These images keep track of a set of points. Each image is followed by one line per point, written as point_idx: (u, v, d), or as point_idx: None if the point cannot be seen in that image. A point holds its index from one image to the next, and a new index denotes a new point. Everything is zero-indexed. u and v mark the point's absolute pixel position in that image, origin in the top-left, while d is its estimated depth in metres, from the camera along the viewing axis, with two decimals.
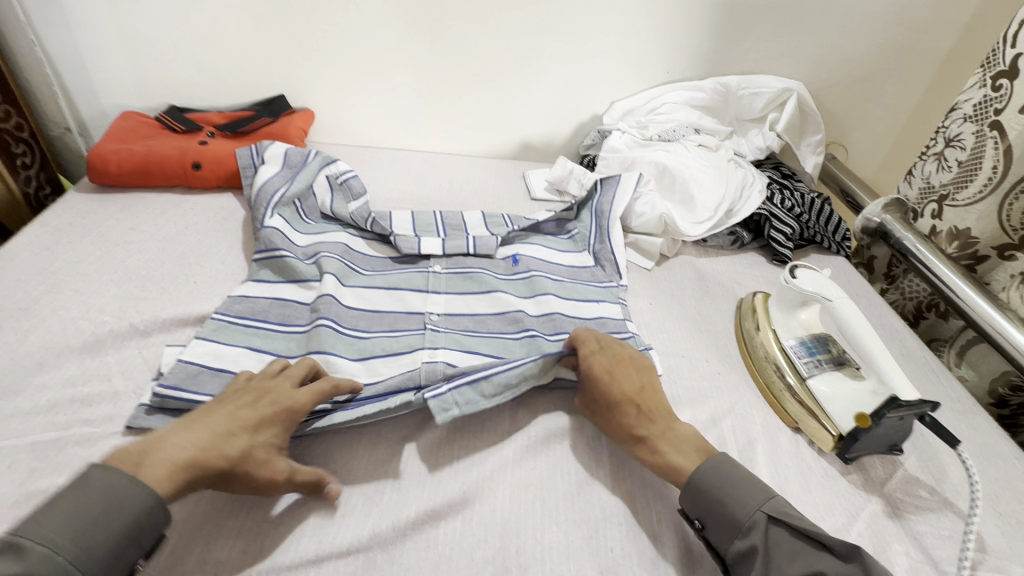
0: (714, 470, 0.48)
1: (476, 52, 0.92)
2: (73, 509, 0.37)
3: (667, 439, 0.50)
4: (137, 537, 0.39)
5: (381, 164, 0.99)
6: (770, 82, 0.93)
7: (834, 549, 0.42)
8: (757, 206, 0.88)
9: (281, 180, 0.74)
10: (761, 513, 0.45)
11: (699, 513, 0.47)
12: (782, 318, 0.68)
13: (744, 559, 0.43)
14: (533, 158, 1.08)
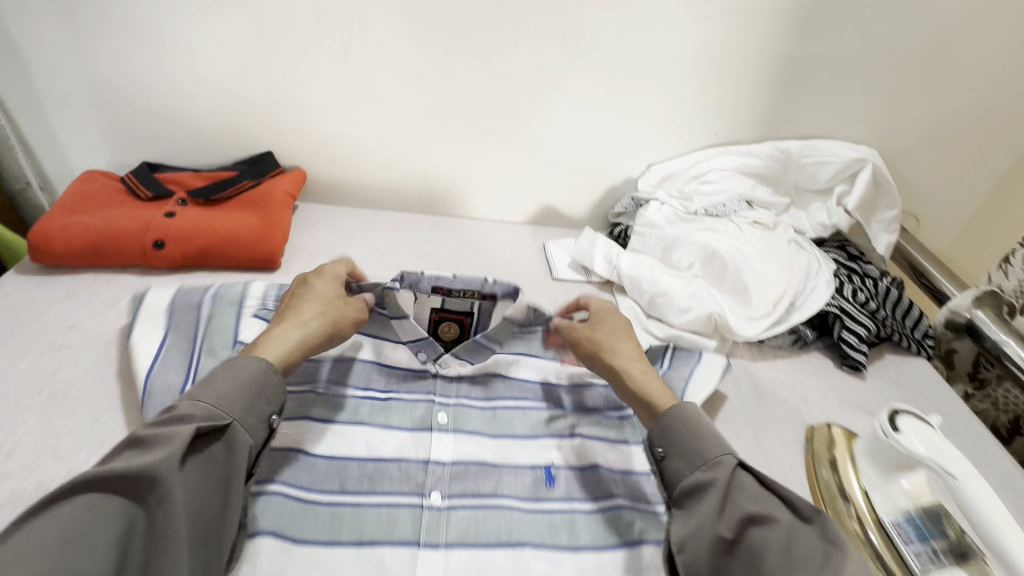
0: (686, 417, 0.49)
1: (495, 106, 0.80)
2: (209, 382, 0.44)
3: (646, 372, 0.55)
4: (263, 394, 0.45)
5: (382, 230, 0.86)
6: (840, 150, 0.80)
7: (798, 509, 0.42)
8: (826, 301, 0.73)
9: (186, 356, 0.54)
10: (730, 458, 0.45)
11: (665, 444, 0.47)
12: (878, 477, 0.53)
13: (698, 491, 0.44)
14: (556, 222, 0.94)
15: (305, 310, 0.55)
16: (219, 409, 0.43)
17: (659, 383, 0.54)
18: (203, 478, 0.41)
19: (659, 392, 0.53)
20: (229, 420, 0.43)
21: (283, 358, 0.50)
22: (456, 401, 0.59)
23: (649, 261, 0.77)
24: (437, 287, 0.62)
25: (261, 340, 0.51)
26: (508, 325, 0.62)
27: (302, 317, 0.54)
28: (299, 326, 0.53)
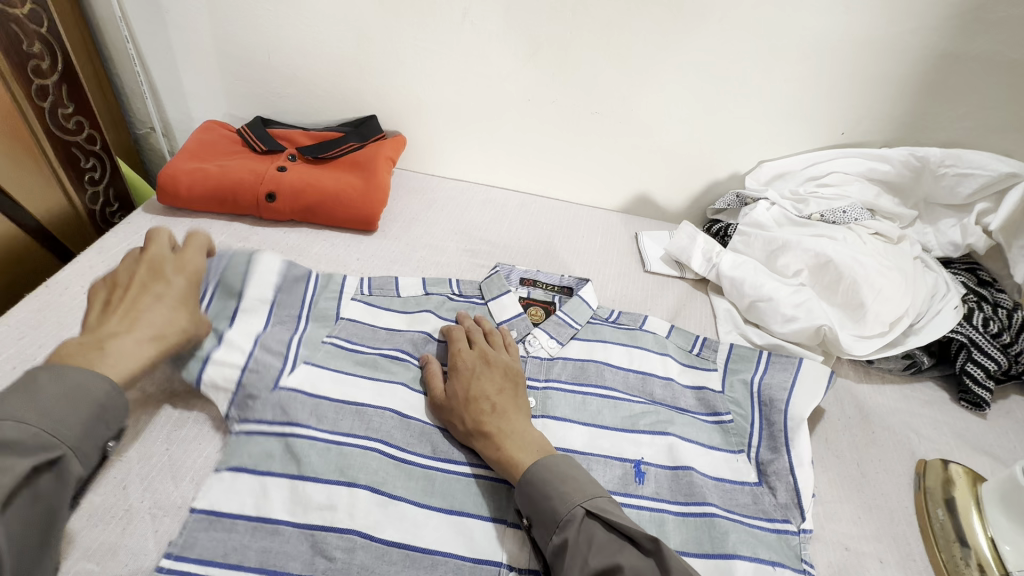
0: (548, 467, 0.45)
1: (605, 87, 0.77)
2: (27, 398, 0.37)
3: (498, 435, 0.48)
4: (104, 416, 0.40)
5: (473, 204, 0.85)
6: (986, 161, 0.71)
7: (640, 544, 0.41)
8: (952, 327, 0.66)
9: (288, 329, 0.56)
10: (580, 508, 0.43)
11: (526, 510, 0.45)
12: (1010, 531, 0.48)
13: (559, 554, 0.41)
14: (648, 213, 0.91)
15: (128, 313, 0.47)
16: (53, 434, 0.37)
17: (519, 442, 0.48)
18: (22, 525, 0.35)
19: (525, 460, 0.46)
20: (63, 450, 0.37)
21: (129, 372, 0.43)
22: (544, 385, 0.59)
23: (754, 263, 0.73)
24: (525, 277, 0.72)
25: (94, 338, 0.44)
26: (585, 308, 0.67)
27: (147, 320, 0.47)
28: (149, 329, 0.47)
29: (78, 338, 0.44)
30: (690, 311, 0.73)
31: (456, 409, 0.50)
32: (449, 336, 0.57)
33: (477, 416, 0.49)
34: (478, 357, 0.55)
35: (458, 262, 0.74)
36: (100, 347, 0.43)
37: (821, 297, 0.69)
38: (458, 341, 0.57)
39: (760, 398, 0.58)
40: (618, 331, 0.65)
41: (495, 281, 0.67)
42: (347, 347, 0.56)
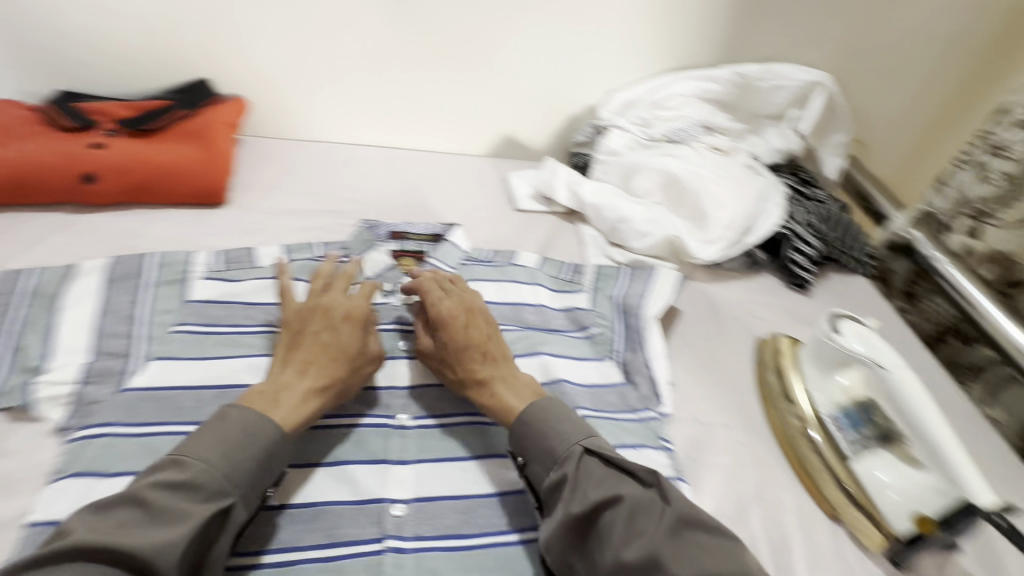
0: (536, 409, 0.48)
1: (449, 29, 0.76)
2: (216, 435, 0.41)
3: (491, 382, 0.51)
4: (270, 465, 0.42)
5: (334, 164, 0.82)
6: (796, 73, 0.80)
7: (637, 475, 0.44)
8: (778, 223, 0.77)
9: (125, 319, 0.52)
10: (578, 446, 0.45)
11: (518, 449, 0.48)
12: (817, 379, 0.57)
13: (556, 489, 0.44)
14: (517, 155, 0.92)
15: (322, 356, 0.49)
16: (228, 482, 0.39)
17: (512, 387, 0.51)
18: (195, 562, 0.37)
19: (516, 400, 0.50)
20: (234, 499, 0.40)
21: (303, 415, 0.46)
22: None
23: (611, 188, 0.78)
24: (393, 232, 0.71)
25: (270, 388, 0.46)
26: (456, 251, 0.68)
27: (321, 365, 0.48)
28: (309, 376, 0.48)
29: (287, 386, 0.47)
30: (561, 242, 0.77)
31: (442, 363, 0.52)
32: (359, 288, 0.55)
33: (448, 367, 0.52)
34: (338, 310, 0.52)
35: (322, 224, 0.71)
36: (274, 398, 0.45)
37: (671, 211, 0.76)
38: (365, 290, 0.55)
39: (621, 307, 0.64)
40: (490, 269, 0.67)
41: (360, 239, 0.66)
42: (202, 331, 0.53)
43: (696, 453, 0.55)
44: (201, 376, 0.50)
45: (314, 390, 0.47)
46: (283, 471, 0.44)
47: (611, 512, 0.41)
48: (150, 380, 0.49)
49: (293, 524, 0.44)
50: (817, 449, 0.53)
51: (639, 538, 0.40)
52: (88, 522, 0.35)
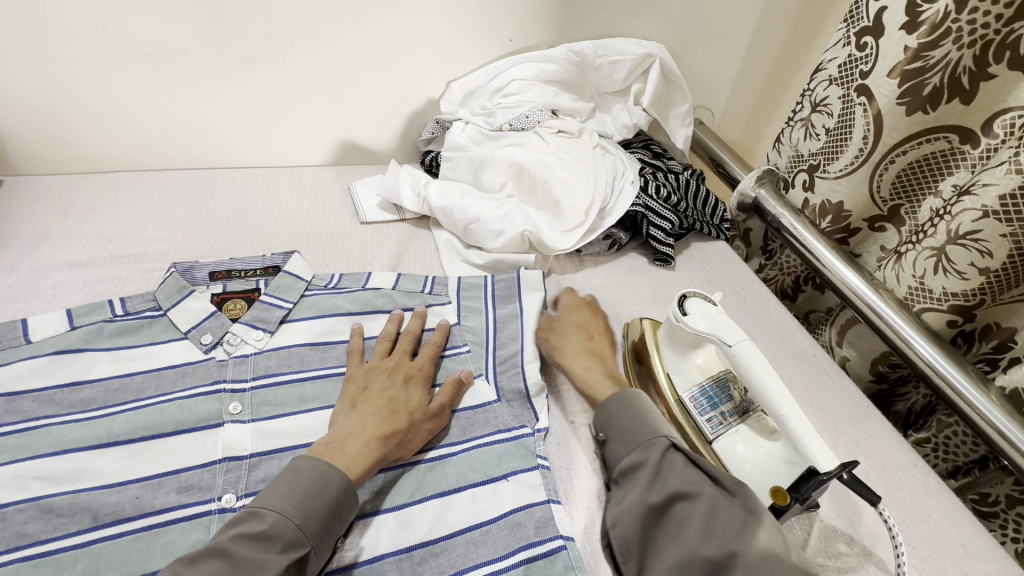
0: (627, 405, 0.52)
1: (244, 28, 0.66)
2: (290, 483, 0.41)
3: (584, 358, 0.58)
4: (340, 515, 0.42)
5: (135, 197, 0.69)
6: (630, 47, 0.79)
7: (720, 482, 0.43)
8: (632, 202, 0.75)
9: None
10: (663, 439, 0.47)
11: (605, 429, 0.51)
12: (675, 361, 0.56)
13: (631, 471, 0.47)
14: (363, 159, 0.84)
15: (382, 404, 0.49)
16: (302, 530, 0.40)
17: (604, 370, 0.58)
18: None
19: (597, 381, 0.56)
20: (308, 548, 0.40)
21: (365, 466, 0.44)
22: (252, 385, 0.51)
23: (462, 187, 0.73)
24: (215, 270, 0.59)
25: (336, 440, 0.45)
26: (299, 284, 0.59)
27: (375, 421, 0.47)
28: (370, 425, 0.47)
29: (353, 431, 0.46)
30: (415, 252, 0.71)
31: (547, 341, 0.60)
32: (349, 348, 0.54)
33: (555, 346, 0.59)
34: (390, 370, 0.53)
35: (118, 272, 0.59)
36: (337, 450, 0.45)
37: (526, 203, 0.72)
38: (377, 348, 0.55)
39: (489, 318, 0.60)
40: (332, 297, 0.60)
41: (172, 286, 0.55)
42: None
43: (566, 461, 0.52)
44: None
45: (379, 439, 0.46)
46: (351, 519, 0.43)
47: (683, 504, 0.42)
48: None
49: None
50: (682, 433, 0.53)
51: (707, 530, 0.40)
52: None
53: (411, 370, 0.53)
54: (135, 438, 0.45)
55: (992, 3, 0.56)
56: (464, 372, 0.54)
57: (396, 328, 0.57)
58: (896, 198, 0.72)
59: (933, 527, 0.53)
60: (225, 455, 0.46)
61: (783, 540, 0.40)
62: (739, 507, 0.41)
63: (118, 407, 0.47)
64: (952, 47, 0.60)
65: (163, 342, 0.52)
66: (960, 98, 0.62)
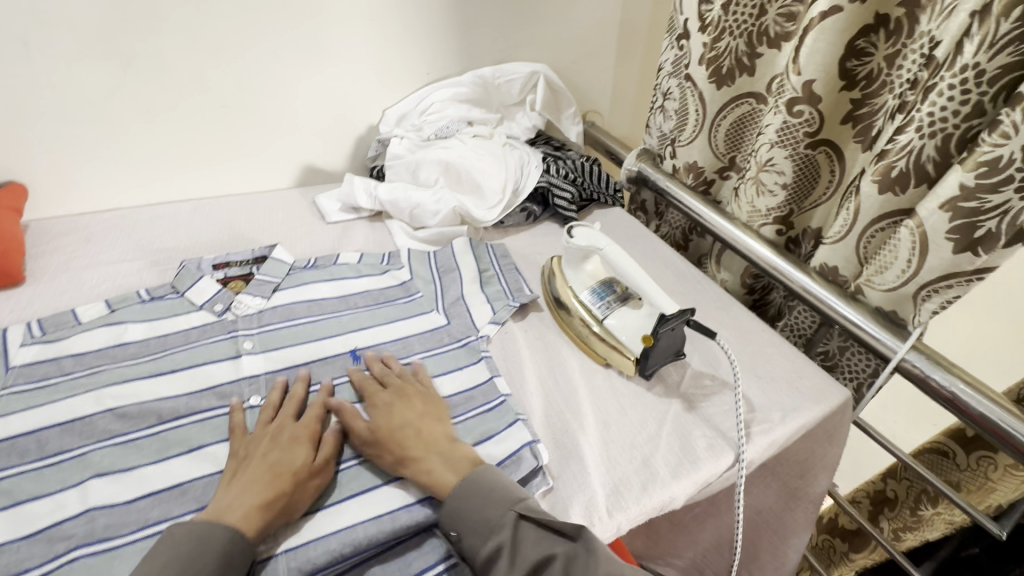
0: (474, 482, 0.51)
1: (220, 83, 0.87)
2: (167, 555, 0.43)
3: (424, 458, 0.53)
4: (232, 557, 0.44)
5: (140, 223, 0.86)
6: (518, 68, 1.03)
7: (565, 532, 0.47)
8: (538, 180, 0.97)
9: None
10: (509, 514, 0.48)
11: (454, 526, 0.50)
12: (574, 277, 0.76)
13: (492, 559, 0.47)
14: (323, 180, 1.04)
15: (263, 474, 0.50)
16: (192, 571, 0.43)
17: (446, 463, 0.53)
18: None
19: (447, 476, 0.52)
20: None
21: (252, 522, 0.46)
22: (260, 330, 0.67)
23: (404, 183, 0.93)
24: (216, 263, 0.76)
25: (213, 512, 0.47)
26: (283, 264, 0.77)
27: (256, 483, 0.49)
28: (249, 493, 0.48)
29: (230, 503, 0.47)
30: (372, 238, 0.90)
31: (373, 450, 0.54)
32: (229, 427, 0.55)
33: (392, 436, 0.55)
34: (269, 439, 0.53)
35: (138, 272, 0.75)
36: (216, 517, 0.46)
37: (455, 191, 0.93)
38: (259, 419, 0.56)
39: (439, 272, 0.82)
40: (314, 271, 0.78)
41: (185, 275, 0.72)
42: (32, 388, 0.57)
43: (503, 356, 0.71)
44: (38, 420, 0.53)
45: (257, 507, 0.47)
46: (249, 561, 0.45)
47: (544, 572, 0.45)
48: None
49: (160, 504, 0.49)
50: (585, 323, 0.71)
51: None
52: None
53: (295, 431, 0.54)
54: (176, 369, 0.61)
55: (745, 7, 0.83)
56: (350, 422, 0.57)
57: (278, 396, 0.59)
58: (732, 151, 0.97)
59: (775, 364, 0.74)
60: (246, 373, 0.62)
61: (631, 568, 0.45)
62: (582, 554, 0.45)
63: (158, 354, 0.63)
64: (731, 39, 0.86)
65: (185, 313, 0.69)
66: (747, 73, 0.88)
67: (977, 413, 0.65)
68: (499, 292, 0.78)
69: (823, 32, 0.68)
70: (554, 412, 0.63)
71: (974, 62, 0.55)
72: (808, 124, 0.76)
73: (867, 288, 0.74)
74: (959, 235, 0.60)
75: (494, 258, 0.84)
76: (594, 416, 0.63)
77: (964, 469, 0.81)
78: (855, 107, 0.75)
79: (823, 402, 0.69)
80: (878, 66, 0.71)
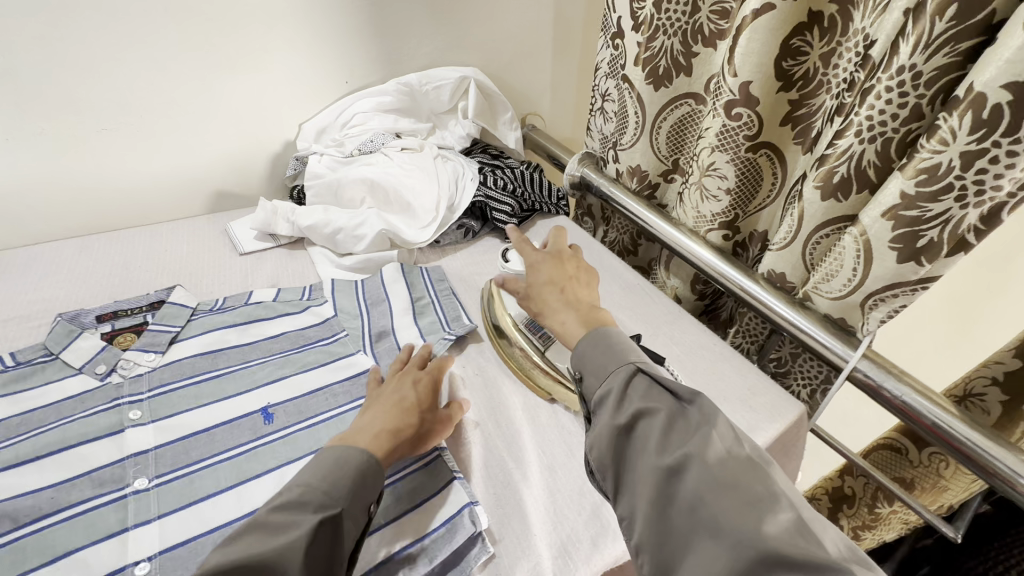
0: (603, 335, 0.50)
1: (99, 104, 0.75)
2: (307, 469, 0.45)
3: (562, 308, 0.56)
4: (364, 484, 0.45)
5: (12, 270, 0.74)
6: (447, 73, 0.96)
7: (680, 395, 0.43)
8: (474, 194, 0.90)
9: None
10: (630, 365, 0.46)
11: (579, 368, 0.49)
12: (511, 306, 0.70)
13: (603, 399, 0.45)
14: (237, 204, 0.94)
15: (394, 399, 0.53)
16: (328, 500, 0.43)
17: (575, 316, 0.54)
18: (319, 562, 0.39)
19: (577, 330, 0.54)
20: (339, 510, 0.42)
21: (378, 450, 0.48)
22: (151, 394, 0.58)
23: (326, 206, 0.84)
24: (102, 314, 0.66)
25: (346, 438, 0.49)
26: (183, 310, 0.68)
27: (378, 419, 0.51)
28: (384, 423, 0.51)
29: (363, 431, 0.50)
30: (293, 269, 0.81)
31: (525, 300, 0.60)
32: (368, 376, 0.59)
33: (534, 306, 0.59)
34: (408, 377, 0.57)
35: (3, 332, 0.64)
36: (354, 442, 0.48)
37: (384, 211, 0.86)
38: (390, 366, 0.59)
39: (367, 303, 0.74)
40: (221, 315, 0.69)
41: (60, 332, 0.62)
42: None
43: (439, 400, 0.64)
44: None
45: (390, 436, 0.50)
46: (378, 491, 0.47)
47: (652, 418, 0.42)
48: None
49: None
50: (526, 354, 0.66)
51: (668, 450, 0.39)
52: (233, 548, 0.38)
53: (421, 373, 0.58)
54: (41, 455, 0.51)
55: (677, 4, 0.78)
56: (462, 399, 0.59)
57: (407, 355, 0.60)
58: (675, 154, 0.94)
59: (728, 380, 0.71)
60: (132, 450, 0.53)
61: (748, 446, 0.41)
62: (696, 416, 0.41)
63: (21, 437, 0.53)
64: (665, 38, 0.81)
65: (59, 380, 0.59)
66: (683, 72, 0.84)
67: (931, 423, 0.64)
68: (434, 323, 0.71)
69: (757, 31, 0.65)
70: (495, 458, 0.58)
71: (910, 63, 0.52)
72: (747, 127, 0.73)
73: (815, 296, 0.71)
74: (901, 244, 0.57)
75: (429, 284, 0.77)
76: (539, 462, 0.58)
77: (916, 465, 0.79)
78: (792, 108, 0.72)
79: (779, 419, 0.66)
80: (813, 66, 0.68)
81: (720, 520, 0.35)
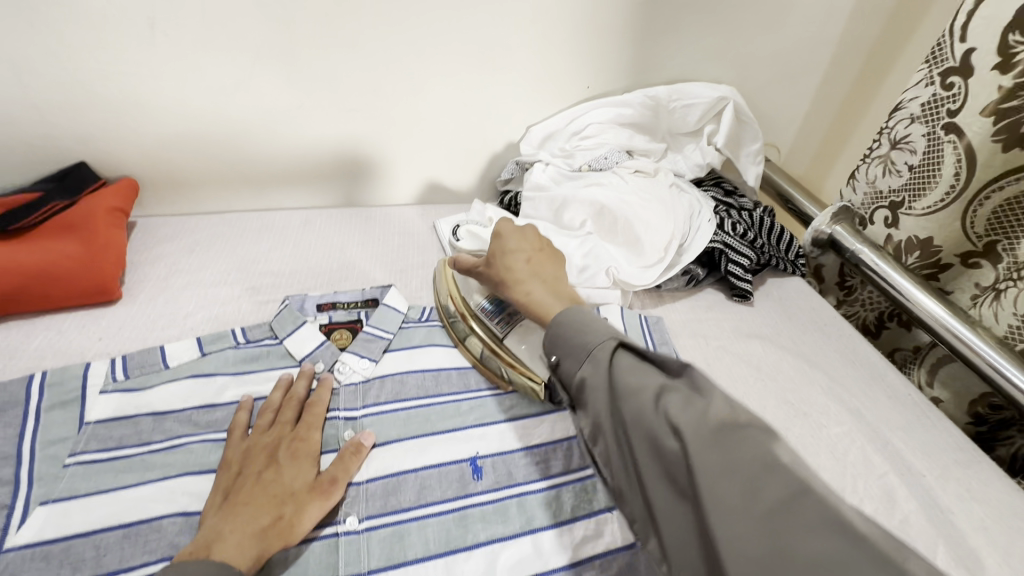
0: (569, 317, 0.48)
1: (351, 82, 0.73)
2: None
3: (528, 280, 0.56)
4: None
5: (248, 233, 0.76)
6: (703, 91, 0.83)
7: (667, 368, 0.42)
8: (711, 238, 0.76)
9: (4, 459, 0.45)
10: (608, 341, 0.44)
11: (554, 351, 0.47)
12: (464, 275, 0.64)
13: (584, 384, 0.43)
14: (445, 199, 0.91)
15: (261, 498, 0.44)
16: None
17: (546, 288, 0.55)
18: None
19: (550, 303, 0.53)
20: None
21: (245, 553, 0.40)
22: (362, 414, 0.54)
23: (543, 224, 0.75)
24: (322, 302, 0.64)
25: (203, 544, 0.40)
26: (395, 314, 0.63)
27: (257, 506, 0.43)
28: (249, 520, 0.42)
29: (228, 529, 0.41)
30: None
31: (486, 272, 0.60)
32: (233, 424, 0.50)
33: (501, 269, 0.58)
34: (271, 444, 0.48)
35: (236, 303, 0.64)
36: (211, 548, 0.40)
37: (606, 241, 0.75)
38: (261, 421, 0.50)
39: None
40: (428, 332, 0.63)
41: (287, 316, 0.60)
42: (102, 459, 0.46)
43: None
44: (106, 514, 0.43)
45: (257, 534, 0.41)
46: None
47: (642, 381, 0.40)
48: (39, 533, 0.42)
49: None
50: (483, 338, 0.60)
51: (664, 420, 0.37)
52: None
53: (292, 443, 0.49)
54: None
55: None
56: (364, 440, 0.50)
57: (282, 397, 0.53)
58: (992, 234, 0.69)
59: None
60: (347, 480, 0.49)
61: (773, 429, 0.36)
62: (688, 387, 0.39)
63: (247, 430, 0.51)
64: None
65: (281, 369, 0.57)
66: None
67: None
68: None
69: None
70: None
71: None
72: None
73: None
74: None
75: (651, 346, 0.66)
76: None
77: None
78: None
79: None
80: None
81: (775, 526, 0.31)
